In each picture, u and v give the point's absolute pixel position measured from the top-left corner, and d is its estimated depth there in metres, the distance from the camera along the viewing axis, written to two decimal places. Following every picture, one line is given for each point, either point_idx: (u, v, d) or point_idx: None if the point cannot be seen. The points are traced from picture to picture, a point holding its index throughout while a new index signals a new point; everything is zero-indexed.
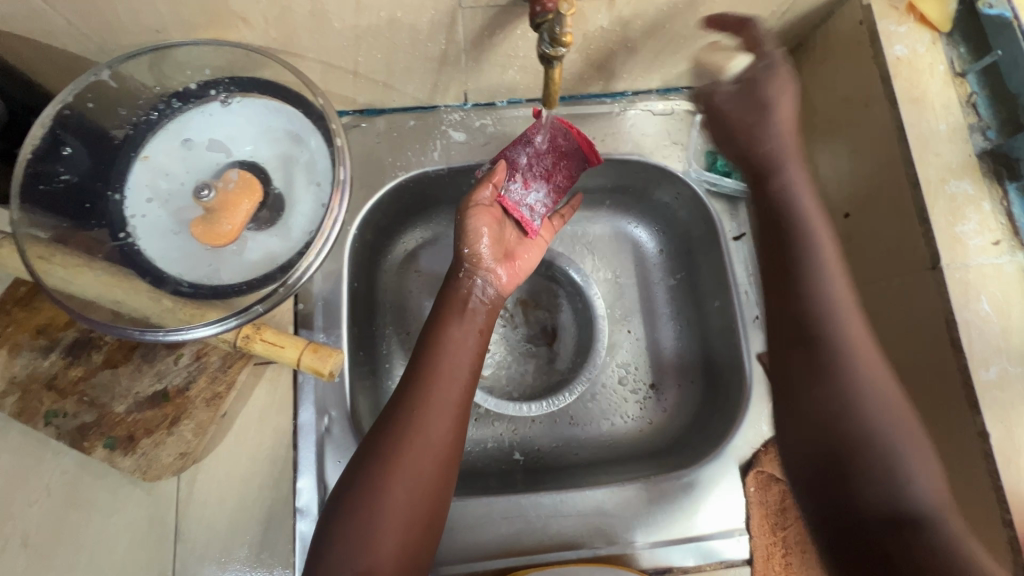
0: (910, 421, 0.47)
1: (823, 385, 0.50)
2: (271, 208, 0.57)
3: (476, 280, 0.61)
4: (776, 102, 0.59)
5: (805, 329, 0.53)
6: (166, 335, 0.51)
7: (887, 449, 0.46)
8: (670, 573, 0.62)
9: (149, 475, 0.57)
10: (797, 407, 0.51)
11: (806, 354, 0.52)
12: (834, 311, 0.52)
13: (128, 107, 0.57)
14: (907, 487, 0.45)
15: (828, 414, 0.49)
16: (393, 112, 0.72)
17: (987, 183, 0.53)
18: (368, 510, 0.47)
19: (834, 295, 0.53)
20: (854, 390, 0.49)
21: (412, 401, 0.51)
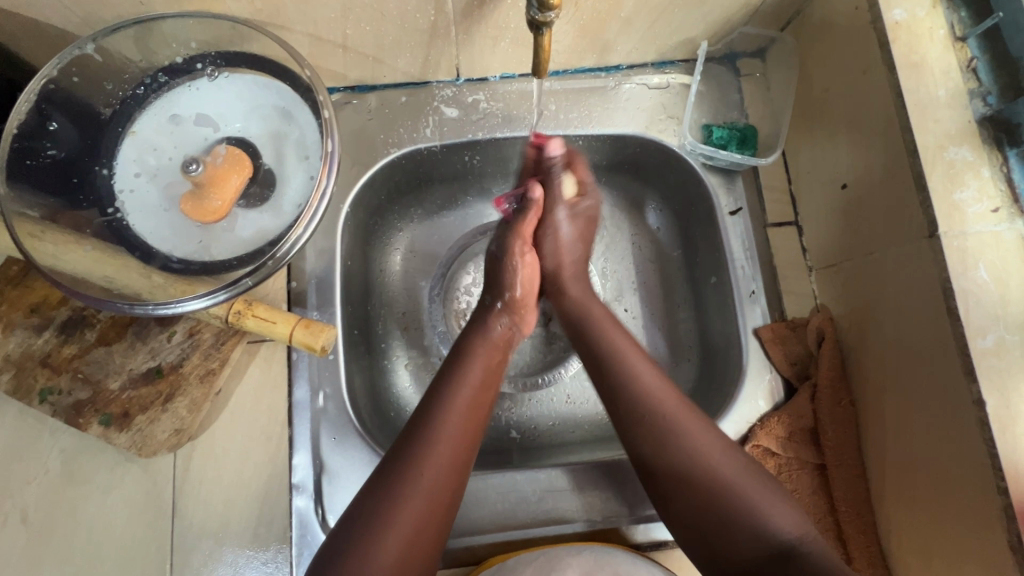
0: (749, 465, 0.51)
1: (667, 461, 0.51)
2: (262, 183, 0.56)
3: (502, 319, 0.62)
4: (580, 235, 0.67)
5: (625, 416, 0.54)
6: (157, 309, 0.51)
7: (746, 495, 0.49)
8: (667, 547, 0.62)
9: (145, 451, 0.58)
10: (656, 486, 0.52)
11: (636, 441, 0.53)
12: (649, 397, 0.54)
13: (115, 81, 0.57)
14: (772, 523, 0.47)
15: (685, 485, 0.50)
16: (384, 89, 0.71)
17: (986, 149, 0.52)
18: (368, 567, 0.44)
19: (636, 372, 0.56)
20: (689, 454, 0.51)
21: (424, 446, 0.50)
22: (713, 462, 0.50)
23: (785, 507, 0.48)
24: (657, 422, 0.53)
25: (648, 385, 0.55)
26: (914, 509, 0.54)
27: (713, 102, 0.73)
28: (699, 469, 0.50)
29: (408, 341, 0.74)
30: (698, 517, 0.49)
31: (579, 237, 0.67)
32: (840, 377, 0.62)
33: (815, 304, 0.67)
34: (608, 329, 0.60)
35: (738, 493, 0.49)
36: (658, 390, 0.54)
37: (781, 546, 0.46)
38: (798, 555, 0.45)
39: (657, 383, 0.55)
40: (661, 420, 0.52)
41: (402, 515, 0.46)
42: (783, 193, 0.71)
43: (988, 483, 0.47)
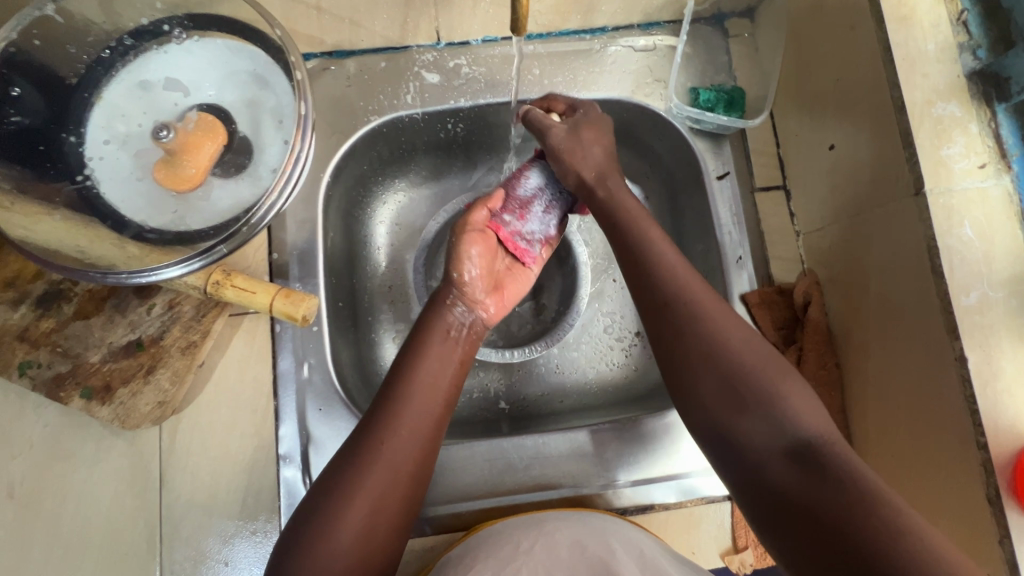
0: (775, 359, 0.50)
1: (691, 348, 0.50)
2: (237, 152, 0.55)
3: (456, 306, 0.59)
4: (592, 137, 0.61)
5: (652, 304, 0.53)
6: (134, 277, 0.51)
7: (771, 389, 0.47)
8: (652, 511, 0.62)
9: (128, 424, 0.57)
10: (678, 370, 0.51)
11: (663, 322, 0.52)
12: (685, 291, 0.52)
13: (77, 44, 0.55)
14: (794, 419, 0.46)
15: (715, 372, 0.49)
16: (363, 54, 0.69)
17: (975, 104, 0.51)
18: (327, 546, 0.45)
19: (661, 261, 0.54)
20: (715, 341, 0.50)
21: (381, 434, 0.50)
22: (739, 349, 0.49)
23: (814, 407, 0.47)
24: (684, 307, 0.52)
25: (685, 282, 0.53)
26: (896, 473, 0.55)
27: (700, 64, 0.72)
28: (729, 361, 0.49)
29: (395, 315, 0.73)
30: (720, 410, 0.48)
31: (593, 141, 0.61)
32: (828, 342, 0.62)
33: (803, 269, 0.66)
34: (645, 234, 0.56)
35: (768, 385, 0.48)
36: (694, 285, 0.53)
37: (803, 441, 0.45)
38: (817, 450, 0.44)
39: (694, 283, 0.53)
40: (695, 310, 0.51)
41: (356, 503, 0.47)
42: (770, 157, 0.69)
43: (968, 439, 0.47)
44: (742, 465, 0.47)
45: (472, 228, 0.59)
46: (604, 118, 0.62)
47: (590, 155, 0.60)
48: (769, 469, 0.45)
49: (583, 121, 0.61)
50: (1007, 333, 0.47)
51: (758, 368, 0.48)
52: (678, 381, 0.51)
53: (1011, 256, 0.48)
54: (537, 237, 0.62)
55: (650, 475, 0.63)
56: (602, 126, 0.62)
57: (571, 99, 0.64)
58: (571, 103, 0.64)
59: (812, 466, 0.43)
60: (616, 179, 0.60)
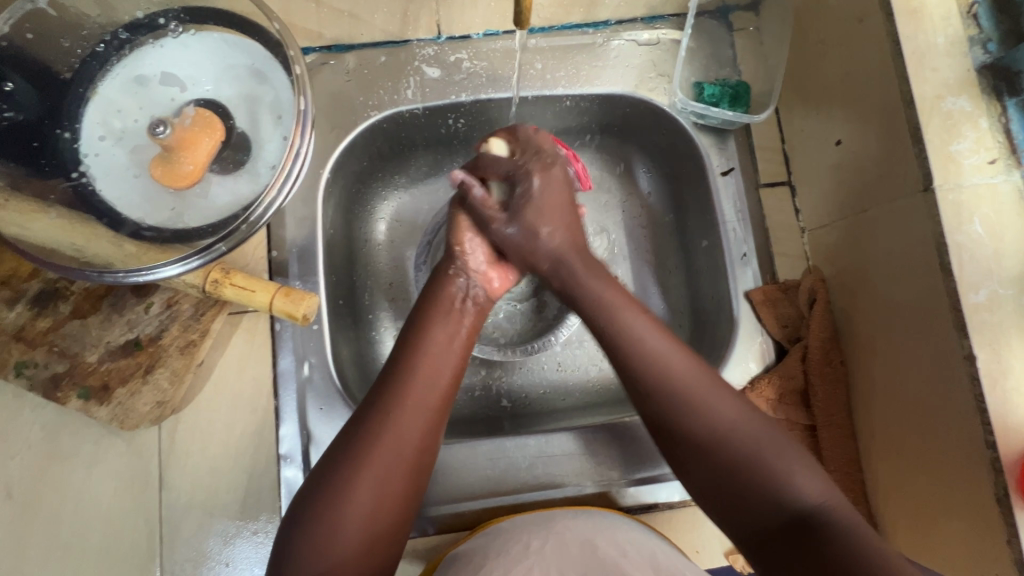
0: (769, 432, 0.49)
1: (681, 433, 0.49)
2: (235, 148, 0.54)
3: (459, 278, 0.59)
4: (535, 221, 0.58)
5: (634, 389, 0.52)
6: (131, 276, 0.50)
7: (769, 465, 0.47)
8: (656, 509, 0.62)
9: (126, 424, 0.57)
10: (673, 454, 0.50)
11: (647, 409, 0.51)
12: (664, 377, 0.51)
13: (71, 38, 0.54)
14: (796, 492, 0.46)
15: (704, 457, 0.48)
16: (362, 48, 0.69)
17: (984, 99, 0.51)
18: (332, 542, 0.45)
19: (638, 336, 0.52)
20: (704, 423, 0.49)
21: (387, 409, 0.50)
22: (729, 431, 0.48)
23: (816, 481, 0.46)
24: (666, 391, 0.50)
25: (667, 360, 0.51)
26: (904, 465, 0.54)
27: (705, 59, 0.71)
28: (718, 446, 0.48)
29: (396, 313, 0.72)
30: (717, 486, 0.48)
31: (540, 219, 0.58)
32: (832, 338, 0.62)
33: (808, 265, 0.66)
34: (616, 314, 0.54)
35: (762, 465, 0.47)
36: (677, 364, 0.51)
37: (808, 515, 0.45)
38: (822, 528, 0.44)
39: (676, 359, 0.51)
40: (677, 398, 0.50)
41: (362, 477, 0.47)
42: (775, 152, 0.69)
43: (976, 437, 0.47)
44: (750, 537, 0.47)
45: None
46: (545, 185, 0.58)
47: (539, 242, 0.58)
48: (774, 544, 0.45)
49: (522, 205, 0.57)
50: (1017, 331, 0.46)
51: (751, 443, 0.48)
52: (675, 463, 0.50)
53: (1021, 253, 0.48)
54: None
55: (654, 474, 0.63)
56: (544, 204, 0.58)
57: (503, 164, 0.58)
58: (506, 168, 0.58)
59: (816, 544, 0.43)
60: (572, 264, 0.57)
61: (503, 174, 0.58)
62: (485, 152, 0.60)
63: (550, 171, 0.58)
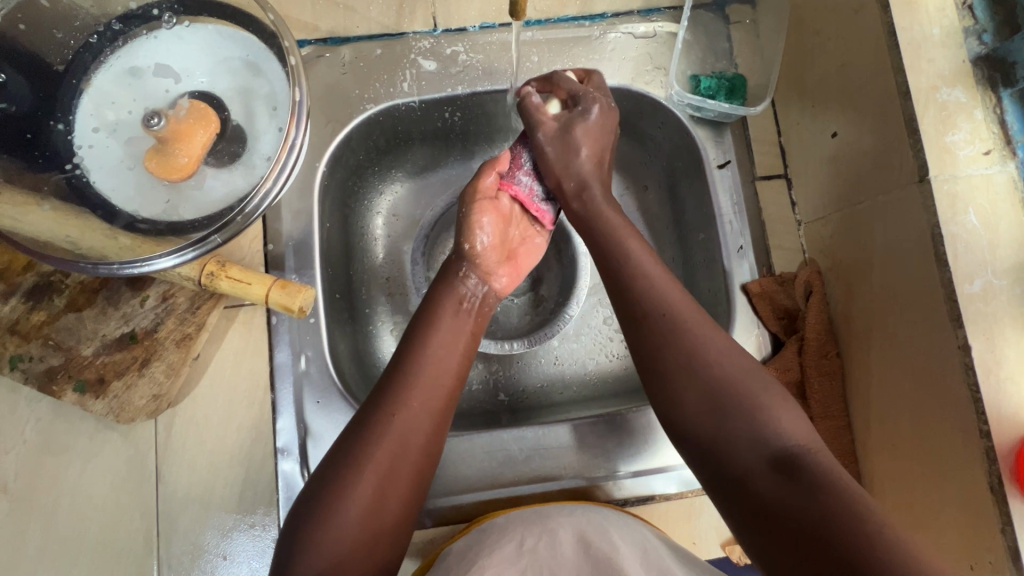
0: (755, 367, 0.50)
1: (671, 358, 0.50)
2: (230, 140, 0.54)
3: (469, 277, 0.59)
4: (579, 139, 0.59)
5: (629, 315, 0.54)
6: (126, 268, 0.50)
7: (750, 398, 0.48)
8: (653, 501, 0.62)
9: (123, 417, 0.57)
10: (655, 378, 0.51)
11: (639, 333, 0.53)
12: (659, 302, 0.53)
13: (64, 30, 0.54)
14: (774, 425, 0.46)
15: (689, 379, 0.49)
16: (358, 41, 0.68)
17: (980, 90, 0.51)
18: (331, 537, 0.45)
19: (639, 265, 0.55)
20: (694, 350, 0.50)
21: (391, 401, 0.50)
22: (717, 359, 0.50)
23: (794, 414, 0.47)
24: (661, 317, 0.52)
25: (663, 289, 0.53)
26: (899, 460, 0.55)
27: (701, 51, 0.71)
28: (703, 368, 0.49)
29: (393, 307, 0.72)
30: (696, 413, 0.49)
31: (584, 142, 0.59)
32: (828, 331, 0.62)
33: (804, 258, 0.66)
34: (624, 241, 0.56)
35: (743, 396, 0.48)
36: (671, 294, 0.53)
37: (783, 449, 0.45)
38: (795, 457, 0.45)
39: (672, 290, 0.53)
40: (670, 322, 0.51)
41: (366, 471, 0.47)
42: (772, 145, 0.69)
43: (970, 429, 0.47)
44: (722, 470, 0.47)
45: (484, 193, 0.59)
46: (601, 119, 0.60)
47: (577, 161, 0.59)
48: (748, 481, 0.45)
49: (575, 121, 0.59)
50: (1012, 321, 0.46)
51: (736, 375, 0.49)
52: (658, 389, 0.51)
53: (1015, 243, 0.48)
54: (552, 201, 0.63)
55: (650, 467, 0.63)
56: (596, 128, 0.60)
57: (573, 85, 0.61)
58: (571, 92, 0.61)
59: (788, 475, 0.44)
60: (596, 193, 0.59)
61: (568, 93, 0.61)
62: (563, 74, 0.63)
63: (610, 111, 0.61)
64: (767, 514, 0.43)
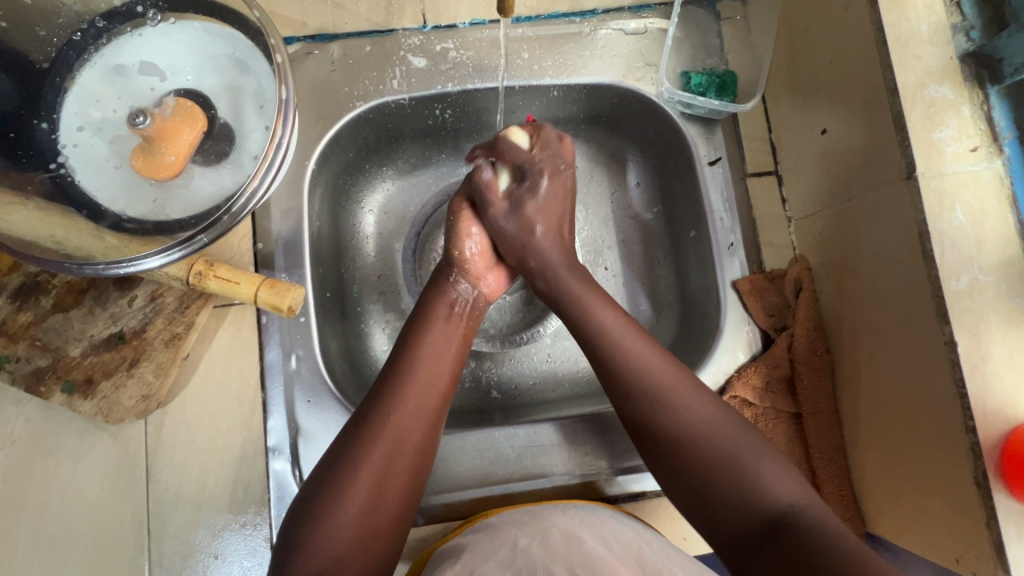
0: (744, 431, 0.50)
1: (659, 431, 0.51)
2: (217, 138, 0.53)
3: (460, 282, 0.60)
4: (534, 216, 0.59)
5: (612, 390, 0.54)
6: (111, 268, 0.49)
7: (742, 463, 0.48)
8: (644, 498, 0.63)
9: (111, 418, 0.56)
10: (649, 449, 0.52)
11: (625, 408, 0.53)
12: (641, 372, 0.52)
13: (47, 26, 0.53)
14: (766, 491, 0.47)
15: (678, 450, 0.50)
16: (347, 37, 0.68)
17: (967, 87, 0.51)
18: (326, 538, 0.45)
19: (619, 333, 0.54)
20: (678, 419, 0.50)
21: (384, 406, 0.50)
22: (703, 426, 0.50)
23: (782, 474, 0.48)
24: (643, 391, 0.52)
25: (643, 360, 0.53)
26: (887, 453, 0.55)
27: (692, 47, 0.71)
28: (692, 438, 0.50)
29: (385, 305, 0.72)
30: (692, 484, 0.49)
31: (537, 219, 0.59)
32: (817, 327, 0.62)
33: (794, 255, 0.66)
34: None
35: (732, 461, 0.48)
36: (652, 363, 0.53)
37: (777, 514, 0.46)
38: (792, 520, 0.45)
39: (652, 358, 0.53)
40: (653, 393, 0.51)
41: (359, 475, 0.47)
42: (763, 142, 0.69)
43: (957, 422, 0.47)
44: (723, 535, 0.48)
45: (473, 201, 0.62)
46: (552, 188, 0.60)
47: (532, 240, 0.59)
48: (747, 543, 0.46)
49: (525, 198, 0.59)
50: (997, 317, 0.47)
51: (724, 441, 0.49)
52: (651, 458, 0.52)
53: (1001, 239, 0.48)
54: None
55: (640, 462, 0.63)
56: (550, 204, 0.60)
57: (519, 155, 0.59)
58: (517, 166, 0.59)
59: (785, 539, 0.44)
60: (557, 267, 0.59)
61: (515, 165, 0.59)
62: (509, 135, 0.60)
63: (561, 176, 0.60)
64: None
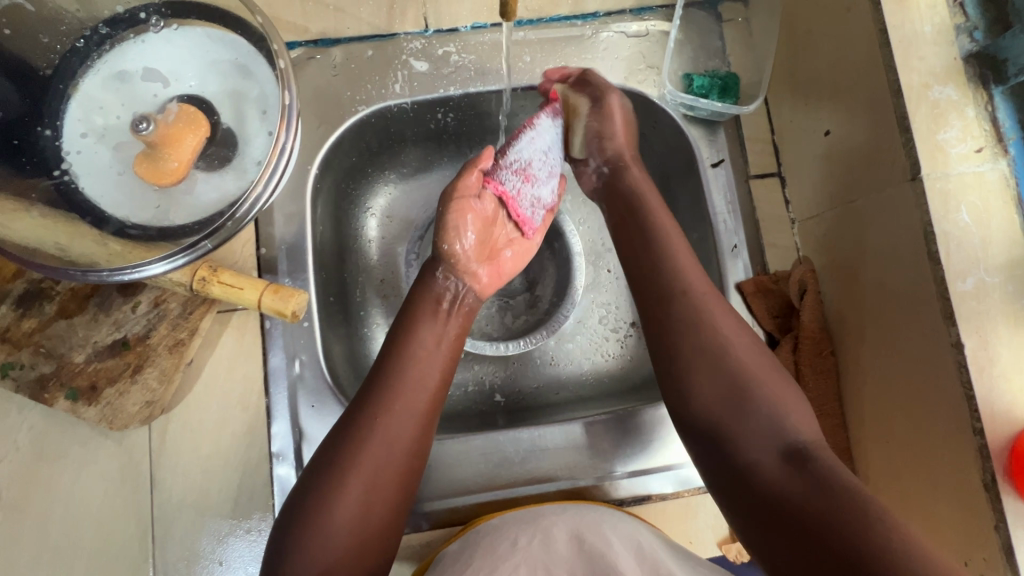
0: (773, 367, 0.51)
1: (694, 351, 0.51)
2: (221, 143, 0.54)
3: (449, 279, 0.59)
4: (615, 125, 0.64)
5: (656, 306, 0.54)
6: (115, 275, 0.49)
7: (770, 397, 0.49)
8: (649, 501, 0.62)
9: (115, 425, 0.56)
10: (676, 368, 0.52)
11: (664, 322, 0.53)
12: (690, 287, 0.54)
13: (50, 34, 0.53)
14: (788, 424, 0.47)
15: (710, 372, 0.50)
16: (349, 42, 0.68)
17: (971, 87, 0.51)
18: (318, 543, 0.45)
19: (671, 255, 0.57)
20: (716, 342, 0.51)
21: (375, 407, 0.50)
22: (737, 354, 0.51)
23: (803, 412, 0.49)
24: (688, 308, 0.53)
25: (693, 283, 0.54)
26: (893, 452, 0.55)
27: (693, 50, 0.71)
28: (726, 364, 0.50)
29: (387, 309, 0.72)
30: (713, 414, 0.50)
31: (615, 131, 0.64)
32: (822, 329, 0.62)
33: (799, 257, 0.66)
34: None
35: (763, 393, 0.49)
36: (702, 289, 0.54)
37: (793, 447, 0.46)
38: (811, 451, 0.46)
39: (701, 281, 0.55)
40: (696, 310, 0.53)
41: (351, 478, 0.47)
42: (765, 144, 0.69)
43: (964, 424, 0.47)
44: (732, 466, 0.48)
45: (472, 190, 0.59)
46: (627, 109, 0.65)
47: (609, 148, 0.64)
48: (757, 473, 0.46)
49: (610, 108, 0.63)
50: (1004, 318, 0.47)
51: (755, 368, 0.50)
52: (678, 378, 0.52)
53: (1007, 241, 0.48)
54: (536, 204, 0.63)
55: (645, 466, 0.63)
56: (626, 120, 0.64)
57: (602, 78, 0.65)
58: (594, 87, 0.64)
59: (801, 467, 0.45)
60: (631, 172, 0.64)
61: (599, 84, 0.64)
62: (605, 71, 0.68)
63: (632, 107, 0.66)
64: (779, 508, 0.44)
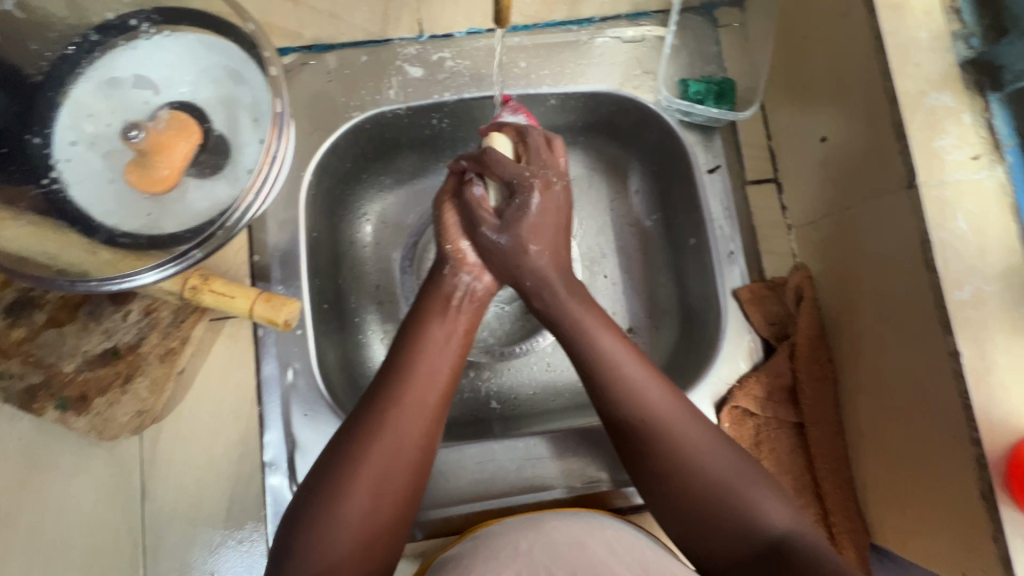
0: (738, 461, 0.49)
1: (655, 463, 0.49)
2: (212, 151, 0.53)
3: (460, 275, 0.58)
4: (528, 235, 0.57)
5: (606, 416, 0.52)
6: (106, 284, 0.49)
7: (739, 494, 0.47)
8: (646, 509, 0.62)
9: (106, 435, 0.56)
10: (642, 474, 0.50)
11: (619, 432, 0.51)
12: (635, 399, 0.51)
13: (41, 40, 0.53)
14: (765, 520, 0.46)
15: (672, 477, 0.49)
16: (343, 47, 0.68)
17: (967, 94, 0.50)
18: (325, 543, 0.44)
19: (610, 353, 0.53)
20: (673, 450, 0.49)
21: (383, 405, 0.49)
22: (696, 457, 0.49)
23: (778, 502, 0.47)
24: (637, 421, 0.50)
25: (640, 388, 0.51)
26: (891, 459, 0.54)
27: (690, 55, 0.70)
28: (689, 469, 0.48)
29: (383, 316, 0.71)
30: (688, 516, 0.48)
31: (531, 238, 0.57)
32: (819, 336, 0.61)
33: (795, 263, 0.66)
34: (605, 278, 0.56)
35: (732, 492, 0.47)
36: (649, 393, 0.51)
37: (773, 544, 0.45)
38: (790, 549, 0.45)
39: (648, 386, 0.51)
40: (646, 419, 0.50)
41: (359, 476, 0.46)
42: (762, 149, 0.69)
43: (961, 434, 0.46)
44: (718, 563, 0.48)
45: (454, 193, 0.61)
46: (544, 204, 0.57)
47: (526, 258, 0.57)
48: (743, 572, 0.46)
49: (517, 217, 0.57)
50: (1002, 327, 0.46)
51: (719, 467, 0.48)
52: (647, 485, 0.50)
53: (1005, 249, 0.48)
54: None
55: None
56: (542, 222, 0.57)
57: (508, 169, 0.57)
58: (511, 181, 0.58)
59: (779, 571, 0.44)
60: (555, 287, 0.56)
61: (505, 179, 0.57)
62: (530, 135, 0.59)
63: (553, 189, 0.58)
64: None
